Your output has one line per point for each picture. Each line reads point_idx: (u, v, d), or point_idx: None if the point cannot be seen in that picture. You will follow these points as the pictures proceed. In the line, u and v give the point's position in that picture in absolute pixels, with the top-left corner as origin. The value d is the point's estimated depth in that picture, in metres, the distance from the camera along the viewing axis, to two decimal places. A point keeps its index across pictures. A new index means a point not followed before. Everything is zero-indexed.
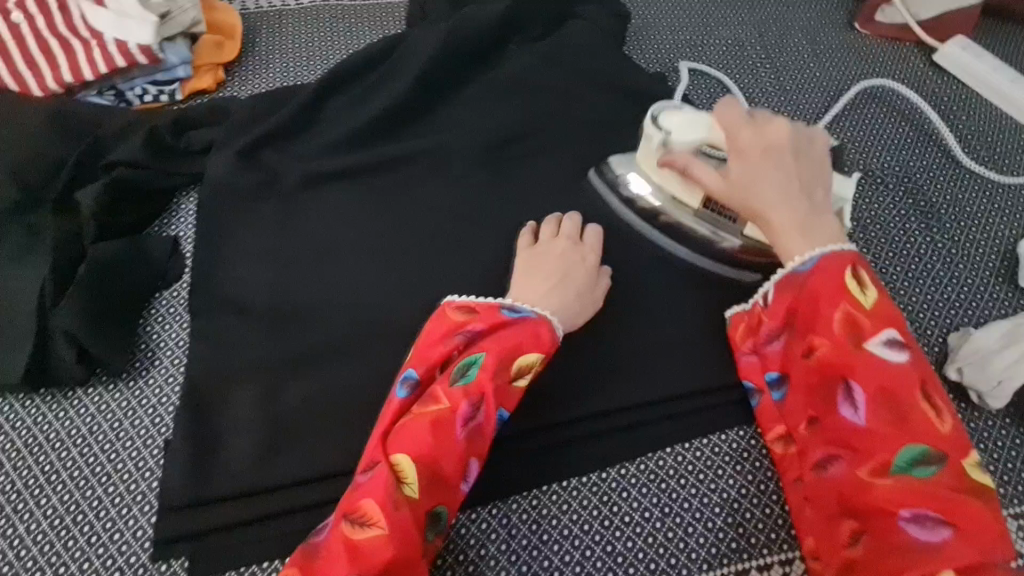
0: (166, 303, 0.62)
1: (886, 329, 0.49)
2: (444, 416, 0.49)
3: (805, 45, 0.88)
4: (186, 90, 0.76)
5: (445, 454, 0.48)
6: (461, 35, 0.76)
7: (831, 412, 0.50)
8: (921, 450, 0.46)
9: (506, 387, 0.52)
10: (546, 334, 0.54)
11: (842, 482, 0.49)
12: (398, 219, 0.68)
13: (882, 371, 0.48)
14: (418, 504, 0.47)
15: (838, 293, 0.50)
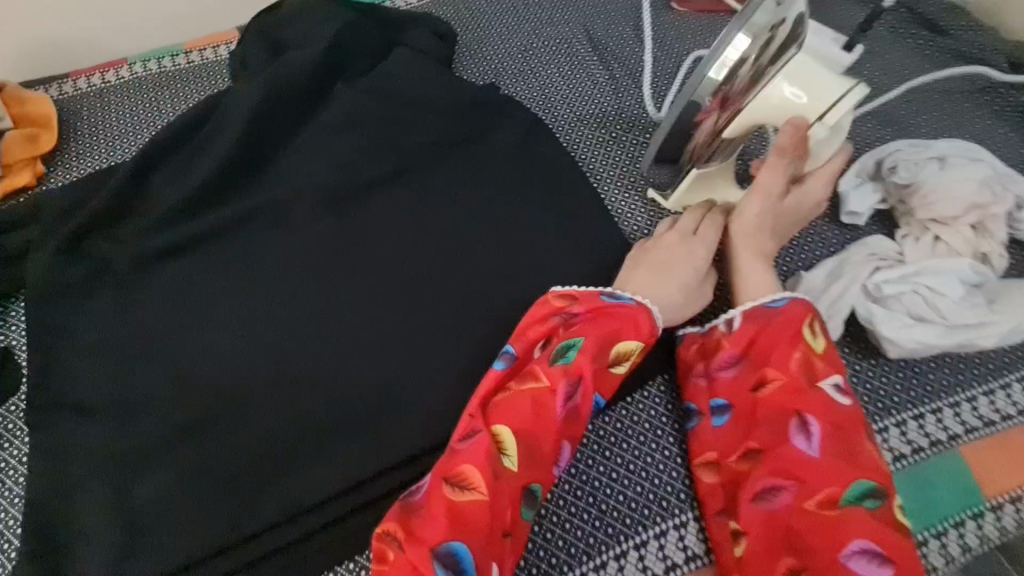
0: (3, 420, 0.60)
1: (833, 373, 0.53)
2: (543, 395, 0.53)
3: (629, 31, 0.91)
4: (1, 191, 0.72)
5: (541, 432, 0.52)
6: (284, 86, 0.76)
7: (782, 440, 0.51)
8: (870, 486, 0.48)
9: (605, 370, 0.56)
10: (643, 318, 0.58)
11: (789, 513, 0.49)
12: (244, 280, 0.67)
13: (834, 411, 0.51)
14: (519, 479, 0.51)
15: (795, 337, 0.54)
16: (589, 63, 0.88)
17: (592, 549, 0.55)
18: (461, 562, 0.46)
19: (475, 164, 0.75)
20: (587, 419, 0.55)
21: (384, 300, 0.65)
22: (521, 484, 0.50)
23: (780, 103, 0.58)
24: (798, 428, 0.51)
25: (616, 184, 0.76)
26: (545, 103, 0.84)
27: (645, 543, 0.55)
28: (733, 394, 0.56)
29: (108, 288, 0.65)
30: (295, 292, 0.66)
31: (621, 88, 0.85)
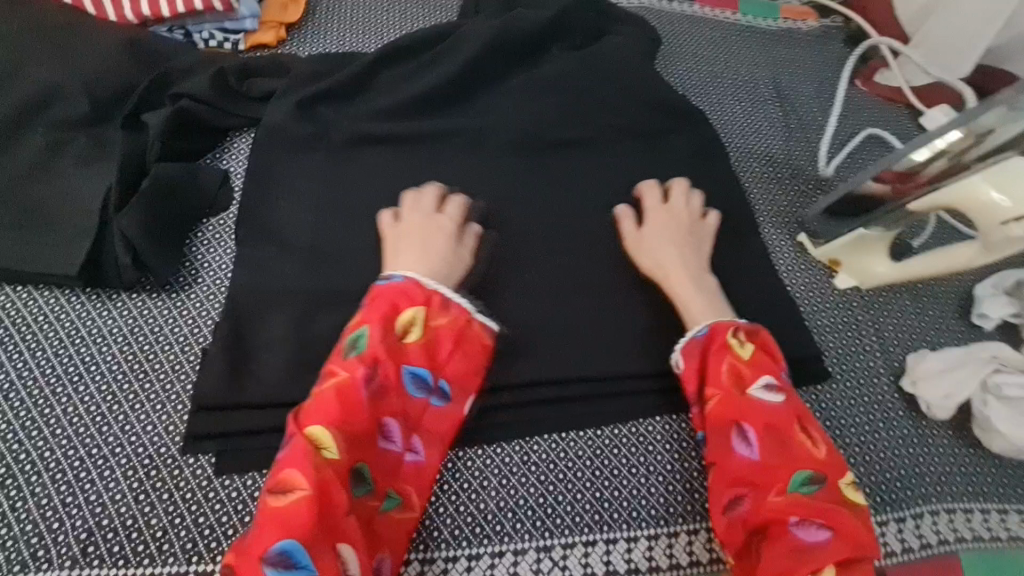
0: (212, 229, 0.66)
1: (763, 376, 0.57)
2: (341, 386, 0.51)
3: (813, 91, 0.96)
4: (248, 42, 0.80)
5: (355, 416, 0.50)
6: (510, 33, 0.82)
7: (727, 450, 0.55)
8: (807, 474, 0.53)
9: (398, 343, 0.55)
10: (405, 301, 0.56)
11: (751, 512, 0.52)
12: (432, 184, 0.71)
13: (762, 411, 0.55)
14: (340, 464, 0.48)
15: (722, 349, 0.58)
16: (770, 107, 0.93)
17: (634, 521, 0.58)
18: (293, 559, 0.43)
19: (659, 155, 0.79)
20: (402, 393, 0.54)
21: (552, 244, 0.69)
22: (353, 458, 0.50)
23: (980, 200, 0.59)
24: (738, 435, 0.55)
25: (773, 219, 0.80)
26: (724, 127, 0.89)
27: (678, 533, 0.58)
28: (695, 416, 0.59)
29: (318, 151, 0.71)
30: (475, 210, 0.70)
31: (795, 138, 0.89)
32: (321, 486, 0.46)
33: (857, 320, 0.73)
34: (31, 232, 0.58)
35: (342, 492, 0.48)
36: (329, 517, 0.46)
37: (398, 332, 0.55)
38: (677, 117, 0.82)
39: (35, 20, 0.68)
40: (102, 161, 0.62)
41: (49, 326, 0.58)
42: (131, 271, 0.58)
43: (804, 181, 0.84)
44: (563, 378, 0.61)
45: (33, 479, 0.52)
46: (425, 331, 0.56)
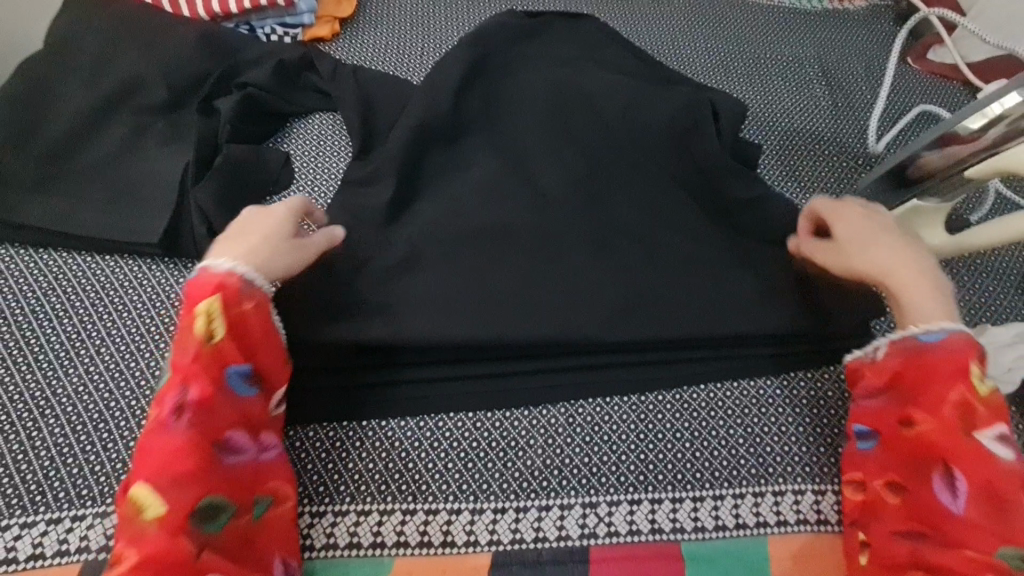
0: (276, 205, 0.70)
1: (997, 424, 0.50)
2: (150, 438, 0.49)
3: (860, 69, 0.94)
4: (307, 36, 0.85)
5: (185, 449, 0.48)
6: (554, 18, 0.84)
7: (924, 484, 0.51)
8: (1015, 552, 0.47)
9: (206, 347, 0.51)
10: (199, 294, 0.52)
11: (925, 553, 0.49)
12: (481, 159, 0.73)
13: (984, 459, 0.49)
14: (171, 517, 0.46)
15: (959, 374, 0.51)
16: (815, 86, 0.92)
17: (679, 483, 0.59)
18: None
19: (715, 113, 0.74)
20: (225, 399, 0.51)
21: (598, 213, 0.69)
22: (189, 500, 0.47)
23: None
24: (942, 478, 0.50)
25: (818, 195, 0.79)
26: (766, 106, 0.89)
27: (723, 496, 0.58)
28: (889, 415, 0.54)
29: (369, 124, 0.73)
30: (523, 182, 0.71)
31: (842, 116, 0.88)
32: (173, 536, 0.46)
33: None
34: (119, 205, 0.64)
35: (181, 541, 0.46)
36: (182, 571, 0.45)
37: (201, 337, 0.51)
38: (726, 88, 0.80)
39: (121, 18, 0.75)
40: (180, 142, 0.68)
41: (133, 290, 0.63)
42: (206, 239, 0.63)
43: (851, 158, 0.83)
44: (607, 345, 0.62)
45: (122, 423, 0.57)
46: (221, 323, 0.52)
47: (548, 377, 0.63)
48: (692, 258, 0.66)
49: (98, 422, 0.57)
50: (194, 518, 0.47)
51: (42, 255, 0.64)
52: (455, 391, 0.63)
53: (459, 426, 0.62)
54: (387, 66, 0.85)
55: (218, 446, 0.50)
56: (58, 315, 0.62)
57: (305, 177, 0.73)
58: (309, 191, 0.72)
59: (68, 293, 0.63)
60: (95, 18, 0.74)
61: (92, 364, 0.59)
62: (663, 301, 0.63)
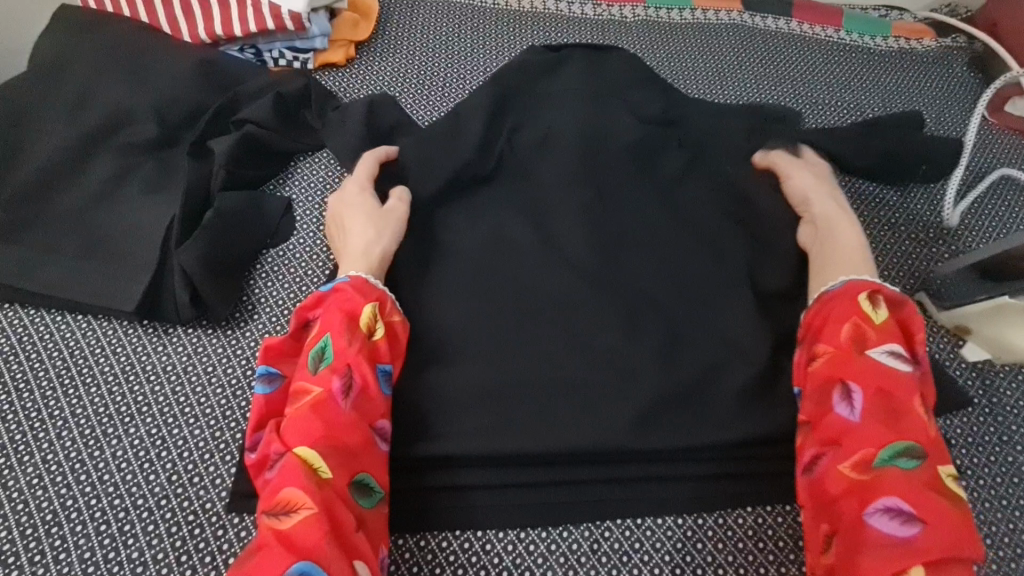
0: (272, 261, 0.62)
1: (889, 340, 0.49)
2: (316, 403, 0.47)
3: (929, 120, 0.84)
4: (318, 62, 0.77)
5: (341, 429, 0.47)
6: (592, 52, 0.75)
7: (825, 411, 0.48)
8: (907, 452, 0.45)
9: (369, 344, 0.51)
10: (361, 300, 0.52)
11: (826, 479, 0.46)
12: (504, 215, 0.64)
13: (883, 375, 0.47)
14: (335, 483, 0.45)
15: (850, 306, 0.51)
16: None
17: None
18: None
19: (765, 181, 0.66)
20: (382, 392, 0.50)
21: (633, 288, 0.60)
22: (346, 474, 0.46)
23: None
24: (838, 395, 0.48)
25: (886, 272, 0.69)
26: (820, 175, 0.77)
27: None
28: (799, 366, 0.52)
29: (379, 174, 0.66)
30: (550, 246, 0.62)
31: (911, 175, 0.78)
32: (334, 512, 0.43)
33: (989, 404, 0.62)
34: (93, 262, 0.57)
35: (344, 514, 0.44)
36: (344, 537, 0.43)
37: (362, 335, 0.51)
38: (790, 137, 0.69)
39: (112, 41, 0.68)
40: (168, 189, 0.60)
41: (105, 361, 0.56)
42: (188, 308, 0.56)
43: (923, 228, 0.73)
44: (638, 455, 0.54)
45: (77, 527, 0.49)
46: (386, 327, 0.53)
47: (571, 488, 0.54)
48: (743, 352, 0.57)
49: (51, 525, 0.49)
50: (351, 494, 0.46)
51: (7, 314, 0.57)
52: (466, 503, 0.54)
53: (465, 548, 0.53)
54: (403, 101, 0.76)
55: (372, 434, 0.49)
56: (18, 388, 0.54)
57: (306, 225, 0.64)
58: (311, 242, 0.63)
59: (32, 362, 0.55)
60: (85, 39, 0.67)
61: (51, 451, 0.52)
62: (707, 405, 0.55)
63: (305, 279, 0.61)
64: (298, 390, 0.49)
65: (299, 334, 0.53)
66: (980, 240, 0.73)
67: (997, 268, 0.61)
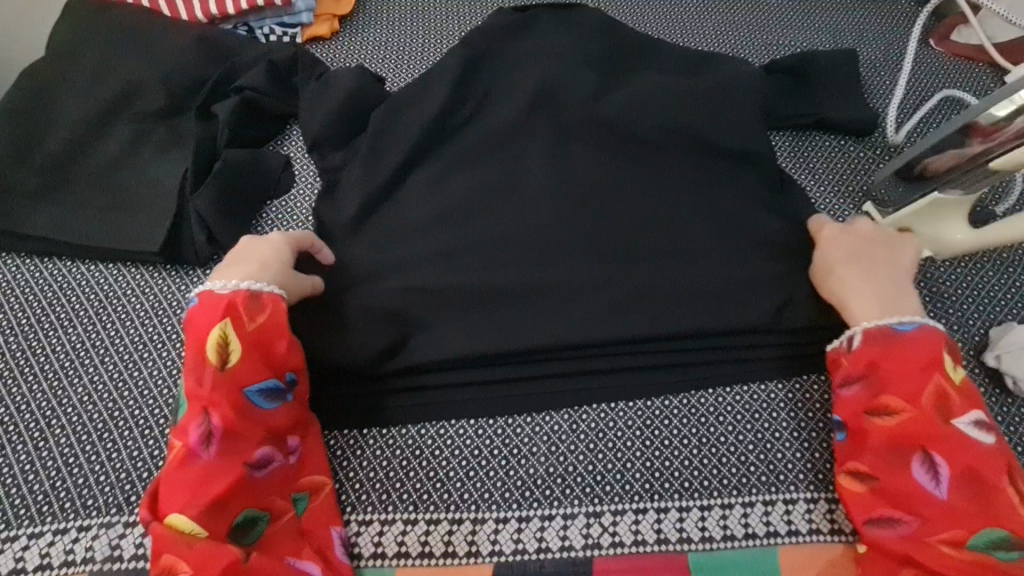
0: (277, 208, 0.70)
1: (971, 410, 0.52)
2: (182, 451, 0.51)
3: (878, 50, 0.89)
4: (305, 35, 0.83)
5: (219, 474, 0.51)
6: (554, 9, 0.81)
7: (902, 472, 0.52)
8: (1000, 535, 0.49)
9: (225, 372, 0.54)
10: (207, 327, 0.55)
11: (909, 542, 0.51)
12: (479, 163, 0.73)
13: (972, 452, 0.51)
14: (213, 533, 0.50)
15: (928, 367, 0.54)
16: None
17: (687, 491, 0.58)
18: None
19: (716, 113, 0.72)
20: (252, 415, 0.54)
21: (597, 212, 0.68)
22: (221, 523, 0.50)
23: None
24: (922, 463, 0.52)
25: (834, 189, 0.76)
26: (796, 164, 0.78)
27: (732, 505, 0.58)
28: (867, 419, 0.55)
29: (366, 131, 0.74)
30: (520, 183, 0.71)
31: None
32: (221, 550, 0.49)
33: (930, 293, 0.68)
34: (118, 213, 0.64)
35: (227, 548, 0.49)
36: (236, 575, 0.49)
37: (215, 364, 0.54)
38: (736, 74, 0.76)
39: (119, 24, 0.75)
40: (179, 148, 0.68)
41: (136, 297, 0.63)
42: (206, 248, 0.63)
43: (870, 147, 0.79)
44: (604, 350, 0.62)
45: (126, 433, 0.57)
46: (246, 350, 0.54)
47: (551, 381, 0.63)
48: (694, 259, 0.65)
49: (102, 432, 0.57)
50: (231, 532, 0.51)
51: (46, 264, 0.65)
52: (459, 398, 0.63)
53: (461, 433, 0.62)
54: (386, 66, 0.82)
55: (250, 465, 0.53)
56: (62, 323, 0.62)
57: (305, 178, 0.73)
58: (309, 192, 0.72)
59: (72, 302, 0.63)
60: (95, 23, 0.75)
61: (96, 373, 0.60)
62: (666, 305, 0.63)
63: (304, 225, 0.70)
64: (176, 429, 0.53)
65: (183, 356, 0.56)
66: None
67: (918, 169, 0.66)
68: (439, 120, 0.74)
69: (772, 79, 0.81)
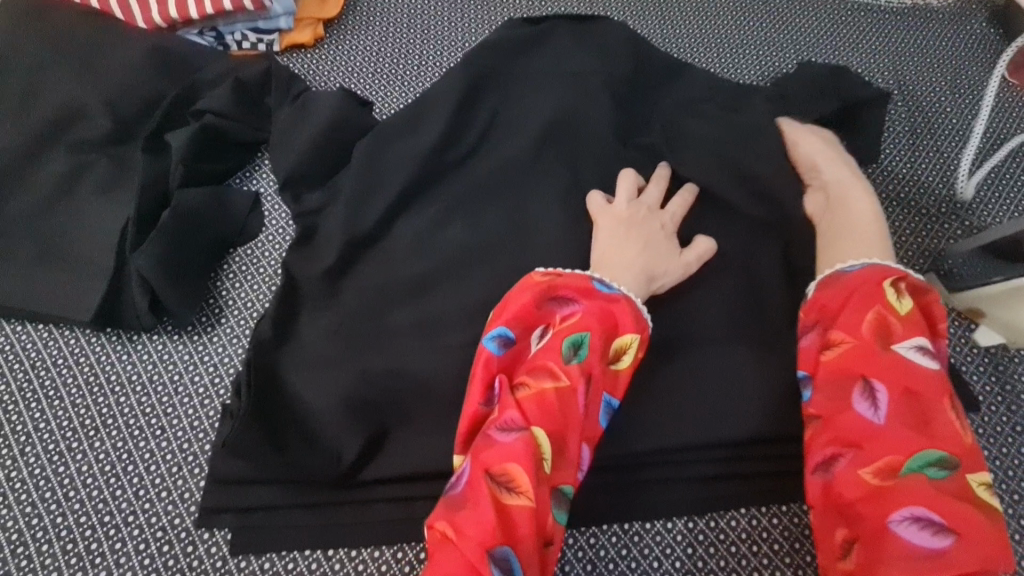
0: (240, 261, 0.59)
1: (917, 336, 0.43)
2: (563, 391, 0.46)
3: (946, 82, 0.76)
4: (284, 43, 0.72)
5: (571, 432, 0.45)
6: (573, 25, 0.69)
7: (842, 406, 0.43)
8: (937, 454, 0.39)
9: (611, 369, 0.49)
10: (627, 321, 0.50)
11: (846, 482, 0.40)
12: (479, 210, 0.61)
13: (911, 372, 0.42)
14: (549, 479, 0.44)
15: (874, 293, 0.45)
16: (889, 103, 0.75)
17: None
18: (517, 563, 0.40)
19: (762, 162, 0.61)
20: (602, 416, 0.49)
21: None
22: (563, 475, 0.45)
23: None
24: (861, 392, 0.42)
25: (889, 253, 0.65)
26: None
27: None
28: (807, 360, 0.47)
29: (347, 167, 0.62)
30: (526, 239, 0.60)
31: (922, 147, 0.71)
32: (546, 512, 0.43)
33: (1002, 392, 0.58)
34: (49, 270, 0.54)
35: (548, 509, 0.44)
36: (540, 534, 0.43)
37: (609, 356, 0.49)
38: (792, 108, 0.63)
39: (60, 28, 0.64)
40: (122, 188, 0.57)
41: (68, 372, 0.54)
42: (149, 316, 0.53)
43: (933, 201, 0.68)
44: (618, 460, 0.52)
45: (43, 547, 0.48)
46: (636, 359, 0.50)
47: None
48: (730, 346, 0.54)
49: (16, 545, 0.48)
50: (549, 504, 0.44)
51: None
52: None
53: None
54: (375, 89, 0.71)
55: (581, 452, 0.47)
56: None
57: (275, 221, 0.62)
58: (280, 240, 0.61)
59: None
60: (32, 27, 0.63)
61: (14, 468, 0.51)
62: (695, 405, 0.53)
63: (270, 278, 0.59)
64: (541, 368, 0.47)
65: (536, 307, 0.50)
66: (994, 216, 0.67)
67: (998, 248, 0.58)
68: (434, 154, 0.63)
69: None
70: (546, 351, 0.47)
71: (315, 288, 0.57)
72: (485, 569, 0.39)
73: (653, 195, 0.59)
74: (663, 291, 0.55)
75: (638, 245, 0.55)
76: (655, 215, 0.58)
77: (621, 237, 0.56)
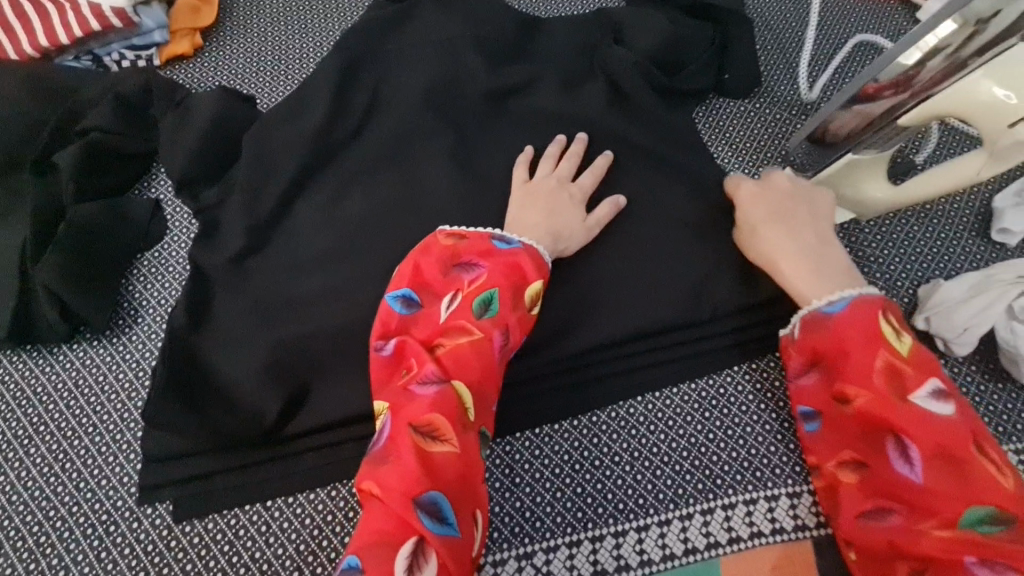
0: (149, 263, 0.62)
1: (929, 379, 0.45)
2: (478, 342, 0.50)
3: None
4: (163, 56, 0.74)
5: (489, 378, 0.50)
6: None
7: (877, 461, 0.46)
8: (988, 510, 0.41)
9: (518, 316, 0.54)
10: (531, 270, 0.55)
11: (897, 532, 0.44)
12: (369, 180, 0.65)
13: (932, 424, 0.44)
14: (474, 423, 0.48)
15: (872, 339, 0.47)
16: None
17: (622, 515, 0.54)
18: (443, 507, 0.42)
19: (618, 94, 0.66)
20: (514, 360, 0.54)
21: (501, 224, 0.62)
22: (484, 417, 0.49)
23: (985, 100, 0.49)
24: (895, 450, 0.45)
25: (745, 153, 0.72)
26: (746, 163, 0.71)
27: (669, 521, 0.53)
28: (817, 394, 0.50)
29: (238, 161, 0.66)
30: (416, 198, 0.64)
31: (767, 56, 0.78)
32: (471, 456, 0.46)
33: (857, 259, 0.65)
34: None
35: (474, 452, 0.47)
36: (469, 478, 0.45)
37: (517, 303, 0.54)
38: (640, 43, 0.69)
39: None
40: (18, 212, 0.60)
41: None
42: (62, 324, 0.56)
43: (782, 103, 0.75)
44: (522, 376, 0.58)
45: None
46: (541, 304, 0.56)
47: None
48: (608, 259, 0.60)
49: None
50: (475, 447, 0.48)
51: None
52: None
53: None
54: (258, 86, 0.74)
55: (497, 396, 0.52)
56: None
57: (178, 222, 0.65)
58: (185, 237, 0.64)
59: None
60: None
61: None
62: (584, 316, 0.58)
63: (179, 275, 0.62)
64: (455, 327, 0.51)
65: (443, 272, 0.54)
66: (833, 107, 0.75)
67: (816, 133, 0.63)
68: (320, 136, 0.66)
69: (681, 24, 0.72)
70: (458, 310, 0.52)
71: (223, 276, 0.60)
72: (412, 518, 0.41)
73: (566, 165, 0.63)
74: (570, 253, 0.59)
75: (545, 212, 0.59)
76: (568, 181, 0.62)
77: (530, 204, 0.60)
